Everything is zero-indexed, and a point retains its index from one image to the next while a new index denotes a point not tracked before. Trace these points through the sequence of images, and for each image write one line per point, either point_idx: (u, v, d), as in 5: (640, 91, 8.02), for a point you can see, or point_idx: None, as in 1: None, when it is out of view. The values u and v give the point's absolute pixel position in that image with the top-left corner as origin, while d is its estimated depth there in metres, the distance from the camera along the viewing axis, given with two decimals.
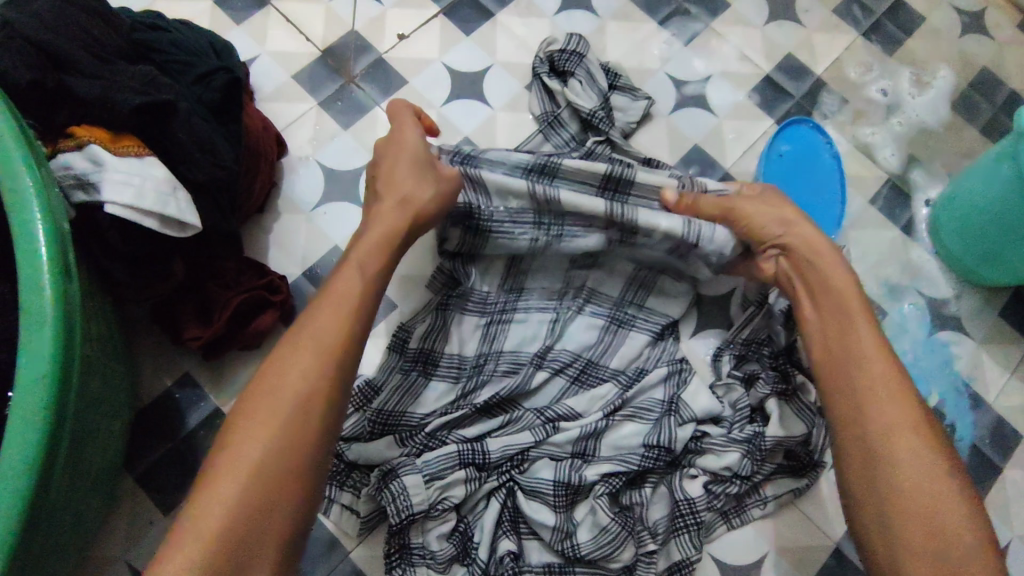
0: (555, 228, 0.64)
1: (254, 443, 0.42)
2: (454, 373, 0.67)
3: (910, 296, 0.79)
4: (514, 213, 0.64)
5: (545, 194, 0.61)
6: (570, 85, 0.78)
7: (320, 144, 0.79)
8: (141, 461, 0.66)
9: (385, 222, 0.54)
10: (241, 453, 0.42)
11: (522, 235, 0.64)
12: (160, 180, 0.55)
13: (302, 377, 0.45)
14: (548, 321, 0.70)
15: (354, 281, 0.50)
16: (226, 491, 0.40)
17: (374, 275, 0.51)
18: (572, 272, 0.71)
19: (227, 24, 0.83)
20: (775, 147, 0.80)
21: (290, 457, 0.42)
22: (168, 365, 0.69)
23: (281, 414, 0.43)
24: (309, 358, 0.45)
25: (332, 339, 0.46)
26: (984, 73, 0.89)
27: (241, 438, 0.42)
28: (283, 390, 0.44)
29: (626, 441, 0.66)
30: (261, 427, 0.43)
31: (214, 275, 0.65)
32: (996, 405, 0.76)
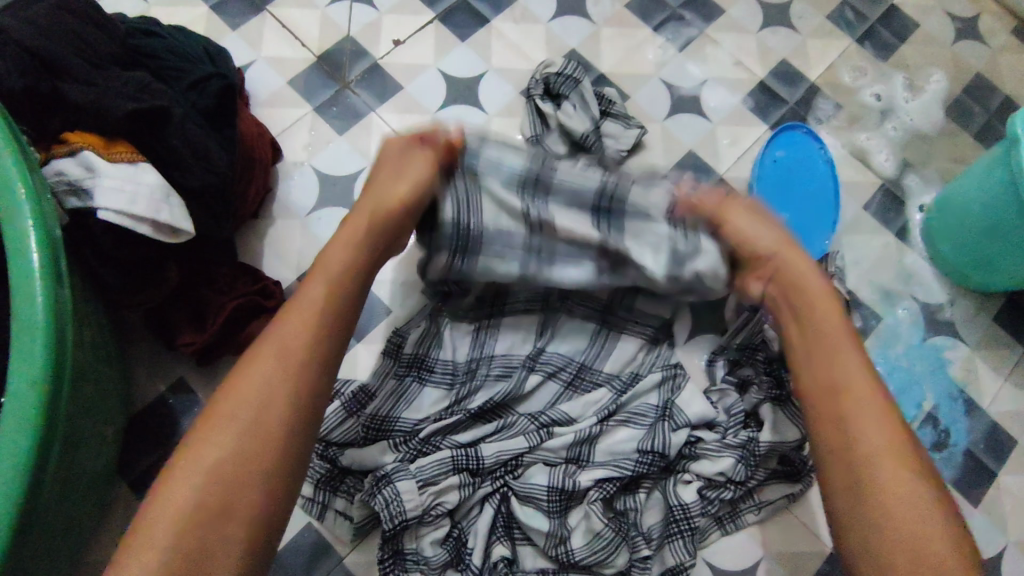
0: (546, 252, 0.64)
1: (213, 449, 0.42)
2: (449, 379, 0.67)
3: (904, 301, 0.79)
4: (506, 235, 0.63)
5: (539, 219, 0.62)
6: (564, 111, 0.78)
7: (315, 150, 0.79)
8: (134, 467, 0.65)
9: (354, 228, 0.54)
10: (199, 459, 0.41)
11: (510, 253, 0.63)
12: (153, 186, 0.54)
13: (267, 379, 0.44)
14: (536, 325, 0.70)
15: (318, 288, 0.49)
16: (181, 498, 0.40)
17: (340, 278, 0.51)
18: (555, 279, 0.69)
19: (223, 30, 0.83)
20: (769, 154, 0.80)
21: (252, 462, 0.42)
22: (163, 370, 0.68)
23: (240, 422, 0.43)
24: (271, 367, 0.45)
25: (297, 341, 0.46)
26: (978, 79, 0.90)
27: (204, 438, 0.42)
28: (246, 394, 0.44)
29: (621, 446, 0.66)
30: (224, 428, 0.42)
31: (209, 282, 0.65)
32: (990, 410, 0.76)
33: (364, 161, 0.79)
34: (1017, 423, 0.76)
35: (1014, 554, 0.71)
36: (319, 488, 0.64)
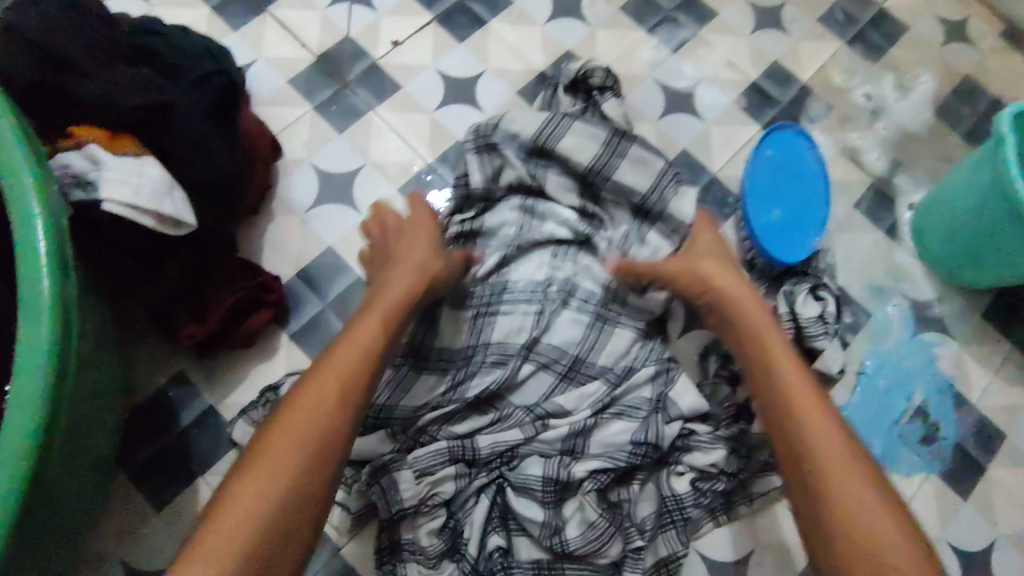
0: (535, 212, 0.74)
1: (279, 471, 0.46)
2: (444, 365, 0.69)
3: (894, 298, 0.80)
4: (511, 186, 0.75)
5: (529, 219, 0.74)
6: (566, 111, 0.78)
7: (315, 148, 0.80)
8: (134, 459, 0.66)
9: (404, 279, 0.60)
10: (266, 478, 0.46)
11: (493, 247, 0.73)
12: (157, 178, 0.56)
13: (334, 401, 0.50)
14: (533, 313, 0.71)
15: (373, 330, 0.55)
16: (248, 517, 0.44)
17: (392, 316, 0.57)
18: (553, 265, 0.73)
19: (224, 31, 0.85)
20: (761, 152, 0.79)
21: (310, 486, 0.47)
22: (162, 362, 0.69)
23: (304, 448, 0.48)
24: (332, 399, 0.50)
25: (360, 370, 0.53)
26: (966, 80, 0.91)
27: (273, 447, 0.47)
28: (307, 423, 0.49)
29: (614, 438, 0.66)
30: (293, 441, 0.48)
31: (210, 277, 0.65)
32: (979, 405, 0.77)
33: (363, 158, 0.80)
34: (1006, 418, 0.77)
35: (1004, 546, 0.72)
36: None
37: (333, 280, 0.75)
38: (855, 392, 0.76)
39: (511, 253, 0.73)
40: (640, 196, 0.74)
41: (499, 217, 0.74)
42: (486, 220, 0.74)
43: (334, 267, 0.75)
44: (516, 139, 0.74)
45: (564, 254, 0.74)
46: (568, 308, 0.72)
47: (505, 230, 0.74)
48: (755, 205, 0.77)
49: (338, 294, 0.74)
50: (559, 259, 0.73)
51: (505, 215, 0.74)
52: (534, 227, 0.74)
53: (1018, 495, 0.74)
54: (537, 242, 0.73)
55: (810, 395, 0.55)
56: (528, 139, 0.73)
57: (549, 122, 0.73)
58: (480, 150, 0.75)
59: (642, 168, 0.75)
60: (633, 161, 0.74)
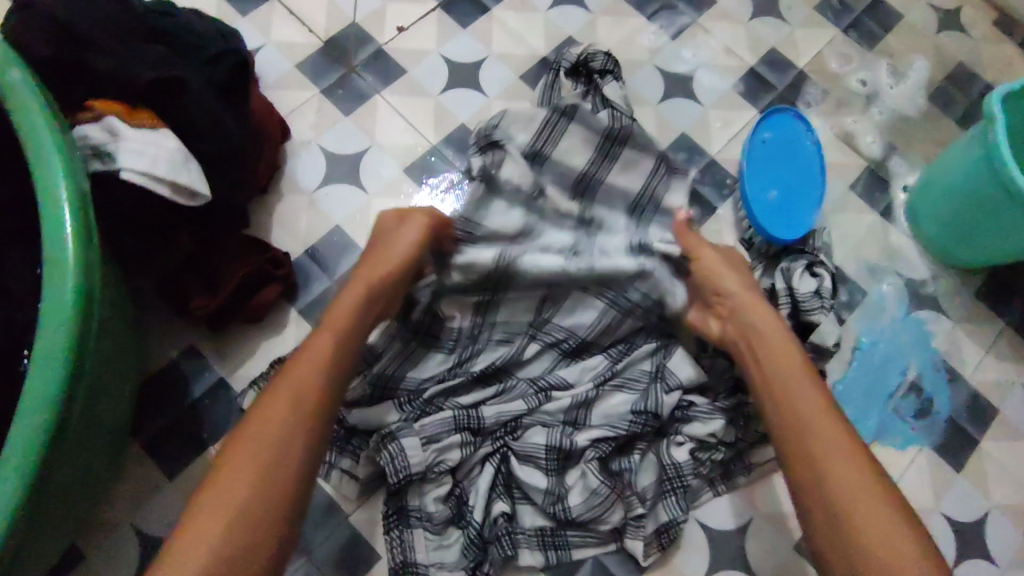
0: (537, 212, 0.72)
1: (234, 489, 0.46)
2: (452, 345, 0.70)
3: (889, 276, 0.82)
4: (510, 194, 0.72)
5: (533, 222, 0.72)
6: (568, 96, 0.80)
7: (322, 129, 0.82)
8: (146, 427, 0.68)
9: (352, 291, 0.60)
10: (222, 498, 0.45)
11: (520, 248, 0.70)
12: (175, 151, 0.57)
13: (277, 428, 0.49)
14: (537, 298, 0.71)
15: (326, 342, 0.55)
16: (205, 537, 0.43)
17: (343, 327, 0.57)
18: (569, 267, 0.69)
19: (233, 16, 0.86)
20: (758, 134, 0.81)
21: (269, 502, 0.46)
22: (173, 336, 0.71)
23: (257, 466, 0.47)
24: (283, 415, 0.49)
25: (308, 390, 0.51)
26: (959, 67, 0.93)
27: (217, 487, 0.46)
28: (261, 441, 0.48)
29: (615, 409, 0.68)
30: (239, 477, 0.46)
31: (222, 250, 0.67)
32: (972, 379, 0.79)
33: (369, 140, 0.82)
34: (998, 394, 0.79)
35: (998, 517, 0.74)
36: None
37: (340, 257, 0.76)
38: (852, 367, 0.77)
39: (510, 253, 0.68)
40: (633, 195, 0.75)
41: (508, 215, 0.71)
42: (488, 215, 0.71)
43: (341, 246, 0.77)
44: (513, 143, 0.74)
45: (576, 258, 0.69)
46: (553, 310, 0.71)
47: (506, 226, 0.70)
48: (753, 185, 0.79)
49: (346, 271, 0.76)
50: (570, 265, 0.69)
51: (511, 215, 0.71)
52: (537, 230, 0.72)
53: (1010, 468, 0.76)
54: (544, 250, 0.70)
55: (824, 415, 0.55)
56: (524, 140, 0.75)
57: (554, 113, 0.75)
58: (484, 149, 0.75)
59: (635, 161, 0.76)
60: (623, 164, 0.76)
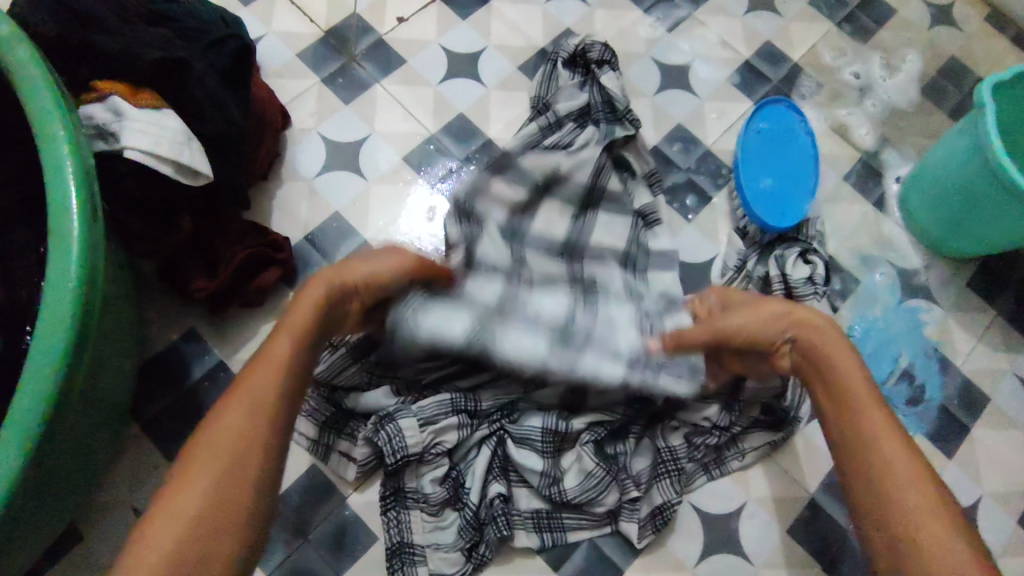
0: (524, 279, 0.69)
1: (189, 503, 0.42)
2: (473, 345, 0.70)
3: (882, 266, 0.83)
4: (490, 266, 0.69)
5: (514, 297, 0.67)
6: (566, 88, 0.82)
7: (322, 118, 0.82)
8: (149, 408, 0.69)
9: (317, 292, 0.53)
10: (171, 512, 0.41)
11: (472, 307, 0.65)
12: (176, 130, 0.58)
13: (231, 444, 0.44)
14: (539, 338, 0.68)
15: (285, 343, 0.49)
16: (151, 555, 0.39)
17: (307, 331, 0.51)
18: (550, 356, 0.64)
19: (235, 5, 0.87)
20: (754, 125, 0.82)
21: (224, 516, 0.42)
22: (173, 319, 0.72)
23: (211, 479, 0.43)
24: (243, 422, 0.45)
25: (267, 401, 0.47)
26: (952, 61, 0.95)
27: (166, 504, 0.42)
28: (214, 451, 0.44)
29: (607, 396, 0.68)
30: (191, 491, 0.42)
31: (222, 233, 0.68)
32: (963, 368, 0.80)
33: (369, 129, 0.83)
34: (989, 382, 0.80)
35: (989, 503, 0.75)
36: (325, 430, 0.67)
37: (339, 243, 0.77)
38: None
39: (489, 321, 0.64)
40: (622, 251, 0.75)
41: (488, 286, 0.67)
42: (468, 287, 0.67)
43: (339, 232, 0.78)
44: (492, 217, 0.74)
45: (562, 350, 0.64)
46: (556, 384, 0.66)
47: (485, 297, 0.66)
48: (748, 174, 0.80)
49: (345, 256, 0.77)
50: (554, 351, 0.64)
51: (492, 286, 0.67)
52: (523, 309, 0.66)
53: (1001, 454, 0.77)
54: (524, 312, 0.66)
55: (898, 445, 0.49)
56: (503, 216, 0.74)
57: (533, 189, 0.76)
58: (462, 220, 0.73)
59: (615, 219, 0.77)
60: (604, 223, 0.76)
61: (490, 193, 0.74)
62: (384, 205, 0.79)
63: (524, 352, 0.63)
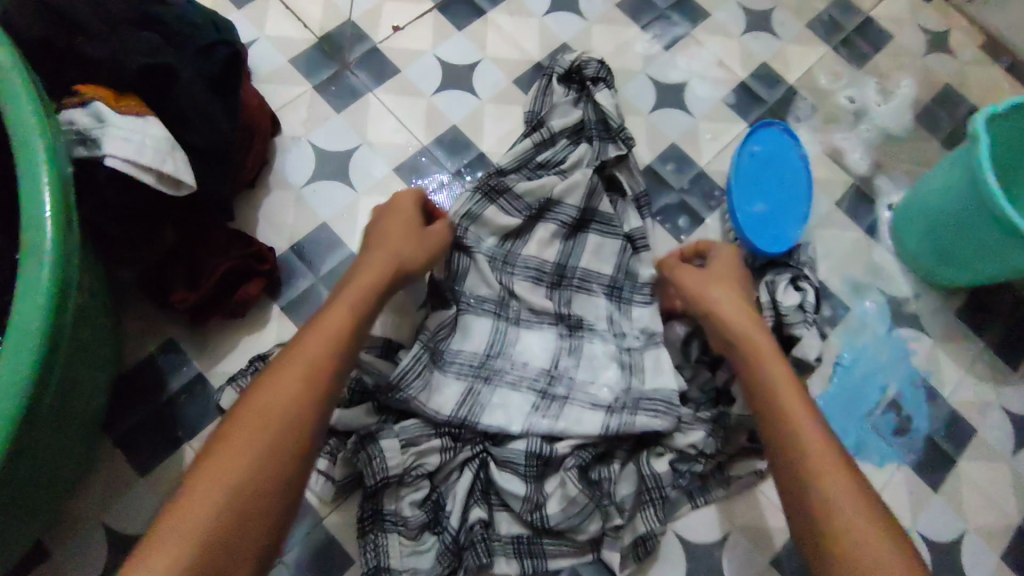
0: (513, 316, 0.73)
1: (249, 448, 0.46)
2: (466, 371, 0.69)
3: (871, 294, 0.83)
4: (480, 301, 0.73)
5: (500, 350, 0.71)
6: (559, 105, 0.81)
7: (313, 125, 0.81)
8: (123, 421, 0.67)
9: (373, 271, 0.60)
10: (229, 458, 0.45)
11: (457, 370, 0.69)
12: (159, 139, 0.56)
13: (287, 397, 0.49)
14: (528, 376, 0.69)
15: (342, 312, 0.55)
16: (216, 490, 0.44)
17: (358, 302, 0.57)
18: (531, 417, 0.67)
19: (227, 8, 0.86)
20: (747, 148, 0.81)
21: (279, 463, 0.46)
22: (151, 330, 0.70)
23: (274, 426, 0.47)
24: (300, 380, 0.50)
25: (322, 362, 0.51)
26: (946, 89, 0.95)
27: (237, 438, 0.46)
28: (272, 404, 0.48)
29: (586, 423, 0.66)
30: (261, 426, 0.47)
31: (204, 242, 0.66)
32: (951, 399, 0.80)
33: (360, 139, 0.81)
34: (976, 413, 0.80)
35: (974, 538, 0.74)
36: None
37: (326, 254, 0.76)
38: (833, 382, 0.77)
39: (477, 387, 0.68)
40: (609, 277, 0.77)
41: (476, 334, 0.71)
42: (456, 342, 0.70)
43: (326, 243, 0.76)
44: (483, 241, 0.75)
45: (546, 407, 0.68)
46: (536, 416, 0.67)
47: (473, 351, 0.70)
48: (740, 198, 0.80)
49: (331, 268, 0.75)
50: (540, 414, 0.67)
51: (479, 336, 0.71)
52: (508, 362, 0.70)
53: (986, 488, 0.76)
54: (509, 379, 0.69)
55: (802, 406, 0.56)
56: (492, 243, 0.76)
57: (526, 215, 0.76)
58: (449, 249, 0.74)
59: (605, 241, 0.78)
60: (594, 248, 0.78)
61: (484, 219, 0.75)
62: None
63: (514, 423, 0.66)
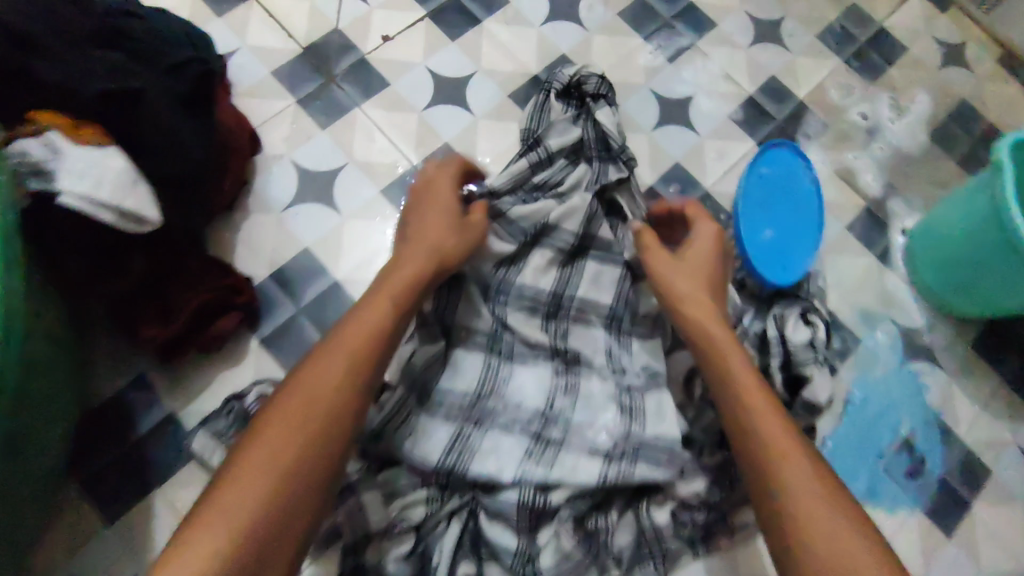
0: (505, 352, 0.69)
1: (295, 434, 0.47)
2: (455, 413, 0.65)
3: (884, 324, 0.79)
4: (470, 337, 0.69)
5: (491, 391, 0.67)
6: (558, 123, 0.76)
7: (296, 143, 0.77)
8: (92, 463, 0.64)
9: (415, 263, 0.60)
10: (274, 443, 0.47)
11: (445, 412, 0.65)
12: (120, 171, 0.51)
13: (330, 387, 0.50)
14: (521, 418, 0.66)
15: (384, 306, 0.55)
16: (262, 474, 0.46)
17: (401, 294, 0.57)
18: (524, 465, 0.63)
19: (205, 16, 0.81)
20: (755, 170, 0.77)
21: (320, 452, 0.48)
22: (120, 366, 0.67)
23: (319, 413, 0.49)
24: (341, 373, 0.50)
25: (364, 358, 0.52)
26: (963, 105, 0.90)
27: (272, 430, 0.48)
28: (314, 394, 0.49)
29: (583, 472, 0.63)
30: (302, 409, 0.49)
31: (177, 274, 0.62)
32: (965, 437, 0.76)
33: (346, 157, 0.77)
34: (990, 452, 0.76)
35: None
36: None
37: (309, 283, 0.72)
38: (842, 421, 0.74)
39: (466, 431, 0.64)
40: (608, 308, 0.73)
41: (465, 373, 0.68)
42: (446, 381, 0.67)
43: (309, 270, 0.72)
44: (478, 271, 0.70)
45: (540, 453, 0.64)
46: (529, 463, 0.63)
47: (463, 392, 0.66)
48: (748, 223, 0.75)
49: (315, 298, 0.71)
50: (533, 461, 0.63)
51: (470, 374, 0.67)
52: (501, 403, 0.66)
53: (1001, 532, 0.73)
54: (501, 422, 0.66)
55: (771, 408, 0.55)
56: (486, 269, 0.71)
57: (522, 241, 0.71)
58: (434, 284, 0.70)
59: (605, 269, 0.74)
60: (593, 276, 0.73)
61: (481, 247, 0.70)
62: (359, 242, 0.74)
63: (505, 470, 0.63)
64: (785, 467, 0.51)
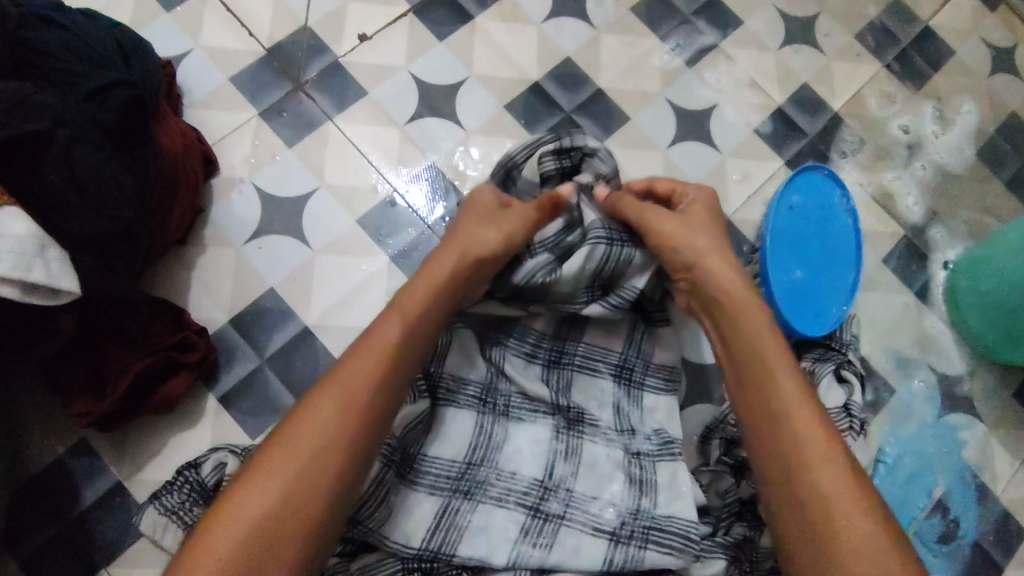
0: (501, 406, 0.60)
1: (259, 496, 0.39)
2: (445, 484, 0.57)
3: (921, 372, 0.71)
4: (464, 386, 0.61)
5: (484, 457, 0.58)
6: (545, 166, 0.63)
7: (258, 165, 0.67)
8: (24, 545, 0.56)
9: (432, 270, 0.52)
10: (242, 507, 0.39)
11: (431, 482, 0.57)
12: (20, 238, 0.44)
13: (316, 433, 0.42)
14: (518, 493, 0.57)
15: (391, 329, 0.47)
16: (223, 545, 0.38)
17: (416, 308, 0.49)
18: (519, 549, 0.55)
19: (153, 11, 0.70)
20: (787, 199, 0.68)
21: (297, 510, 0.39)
22: (60, 432, 0.59)
23: (293, 471, 0.40)
24: (336, 413, 0.42)
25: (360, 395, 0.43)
26: (1012, 117, 0.80)
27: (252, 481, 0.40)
28: (297, 438, 0.41)
29: (583, 557, 0.55)
30: (266, 480, 0.40)
31: (116, 335, 0.55)
32: (1003, 496, 0.69)
33: (318, 181, 0.67)
34: None
35: None
36: None
37: (273, 330, 0.63)
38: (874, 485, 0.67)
39: (455, 505, 0.56)
40: (617, 356, 0.64)
41: (456, 435, 0.59)
42: (431, 446, 0.58)
43: (275, 314, 0.63)
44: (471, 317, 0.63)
45: (538, 532, 0.56)
46: (525, 544, 0.55)
47: (453, 457, 0.58)
48: (776, 262, 0.66)
49: (281, 347, 0.63)
50: (530, 542, 0.55)
51: (460, 438, 0.59)
52: (494, 473, 0.58)
53: None
54: (495, 495, 0.57)
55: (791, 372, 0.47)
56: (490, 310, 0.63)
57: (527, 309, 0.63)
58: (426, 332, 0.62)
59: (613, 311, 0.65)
60: (599, 322, 0.65)
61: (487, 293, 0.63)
62: (332, 281, 0.65)
63: (496, 553, 0.54)
64: (835, 498, 0.42)
